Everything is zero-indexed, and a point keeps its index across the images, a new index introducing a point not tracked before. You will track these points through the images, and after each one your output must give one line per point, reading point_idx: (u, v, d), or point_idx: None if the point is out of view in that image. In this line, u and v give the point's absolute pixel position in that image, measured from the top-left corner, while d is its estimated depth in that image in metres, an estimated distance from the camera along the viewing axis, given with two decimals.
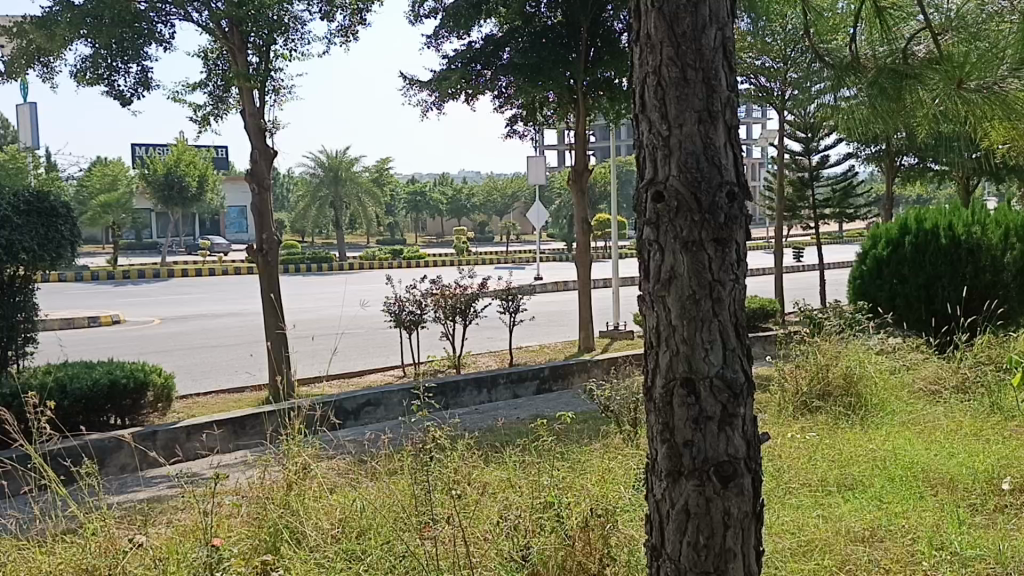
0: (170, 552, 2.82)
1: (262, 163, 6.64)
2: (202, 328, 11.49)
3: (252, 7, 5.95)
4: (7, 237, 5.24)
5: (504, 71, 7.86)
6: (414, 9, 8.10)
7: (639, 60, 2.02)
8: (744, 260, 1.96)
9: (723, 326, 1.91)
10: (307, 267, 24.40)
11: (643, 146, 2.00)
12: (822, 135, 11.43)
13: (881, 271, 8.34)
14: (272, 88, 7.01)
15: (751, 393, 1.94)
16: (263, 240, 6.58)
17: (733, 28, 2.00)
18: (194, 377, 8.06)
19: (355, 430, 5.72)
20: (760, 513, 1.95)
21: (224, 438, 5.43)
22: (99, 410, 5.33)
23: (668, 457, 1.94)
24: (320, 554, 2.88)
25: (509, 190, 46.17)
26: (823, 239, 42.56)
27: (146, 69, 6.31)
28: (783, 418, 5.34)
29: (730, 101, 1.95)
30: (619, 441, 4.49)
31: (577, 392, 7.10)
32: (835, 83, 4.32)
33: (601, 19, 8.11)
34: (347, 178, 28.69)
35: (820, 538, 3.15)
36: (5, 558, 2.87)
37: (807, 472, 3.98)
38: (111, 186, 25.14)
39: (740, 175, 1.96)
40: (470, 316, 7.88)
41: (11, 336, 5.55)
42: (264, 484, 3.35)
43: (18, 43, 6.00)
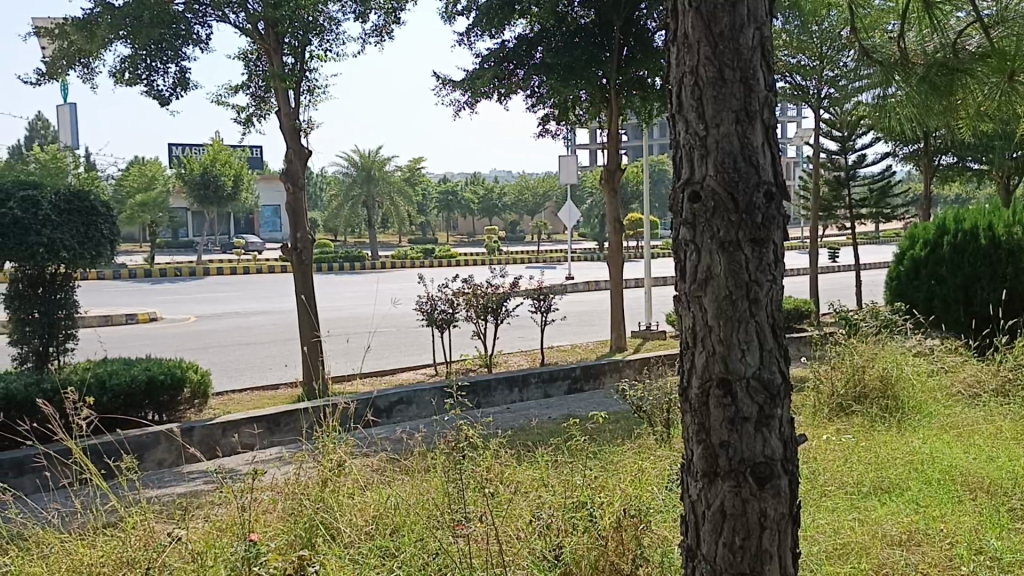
0: (208, 547, 2.86)
1: (297, 162, 6.70)
2: (237, 326, 11.60)
3: (289, 9, 6.01)
4: (49, 236, 5.35)
5: (537, 70, 7.86)
6: (448, 8, 8.12)
7: (676, 60, 2.02)
8: (782, 260, 1.94)
9: (760, 327, 1.90)
10: (339, 266, 24.61)
11: (680, 146, 2.00)
12: (858, 134, 11.30)
13: (918, 273, 8.23)
14: (307, 88, 7.08)
15: (788, 395, 1.93)
16: (297, 238, 6.63)
17: (772, 27, 1.99)
18: (229, 375, 8.15)
19: (387, 428, 5.75)
20: (797, 515, 1.94)
21: (260, 434, 5.49)
22: (137, 406, 5.40)
23: (704, 458, 1.94)
24: (355, 550, 2.92)
25: (540, 189, 46.19)
26: (859, 240, 42.05)
27: (184, 69, 6.39)
28: (819, 420, 5.29)
29: (768, 101, 1.94)
30: (652, 442, 4.47)
31: (609, 392, 7.09)
32: (877, 80, 4.27)
33: (634, 18, 8.08)
34: (379, 178, 28.88)
35: (856, 541, 3.12)
36: (48, 550, 2.91)
37: (842, 475, 3.93)
38: (148, 186, 25.54)
39: (778, 175, 1.95)
40: (502, 315, 7.88)
41: (52, 332, 5.65)
42: (299, 481, 3.39)
43: (59, 43, 6.12)
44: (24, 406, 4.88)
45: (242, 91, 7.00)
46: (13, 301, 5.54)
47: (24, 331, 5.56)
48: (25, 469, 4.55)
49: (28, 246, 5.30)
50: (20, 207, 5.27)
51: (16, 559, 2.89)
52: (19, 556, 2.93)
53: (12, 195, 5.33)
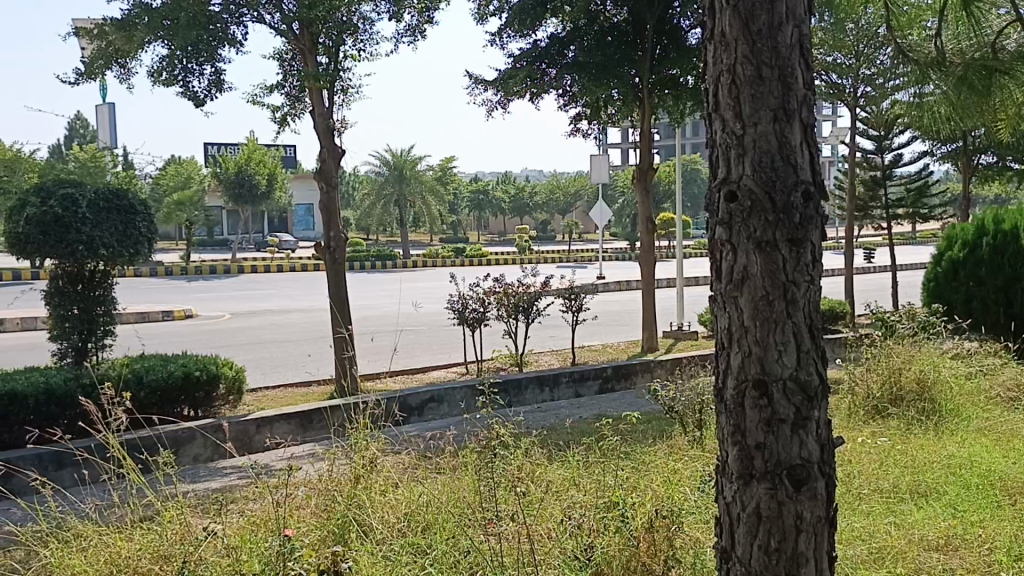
0: (243, 541, 2.90)
1: (330, 161, 6.75)
2: (270, 323, 11.71)
3: (324, 9, 6.06)
4: (88, 234, 5.43)
5: (569, 70, 7.84)
6: (481, 8, 8.14)
7: (713, 58, 2.01)
8: (820, 260, 1.92)
9: (797, 328, 1.88)
10: (371, 265, 24.79)
11: (716, 145, 1.98)
12: (896, 133, 11.14)
13: (956, 275, 8.10)
14: (341, 88, 7.12)
15: (825, 396, 1.91)
16: (330, 237, 6.66)
17: (810, 24, 1.98)
18: (263, 371, 8.23)
19: (419, 426, 5.78)
20: (834, 519, 1.92)
21: (293, 430, 5.54)
22: (173, 402, 5.48)
23: (740, 460, 1.92)
24: (387, 546, 2.93)
25: (571, 189, 46.16)
26: (896, 241, 41.52)
27: (220, 70, 6.46)
28: (854, 422, 5.22)
29: (807, 99, 1.93)
30: (684, 444, 4.43)
31: (640, 392, 7.06)
32: (916, 78, 4.21)
33: (668, 16, 8.03)
34: (411, 177, 29.02)
35: (891, 544, 3.07)
36: (87, 543, 2.93)
37: (878, 478, 3.88)
38: (184, 185, 25.86)
39: (816, 175, 1.94)
40: (534, 314, 7.86)
41: (91, 328, 5.74)
42: (333, 476, 3.41)
43: (98, 44, 6.22)
44: (64, 401, 4.96)
45: (278, 91, 7.06)
46: (53, 297, 5.64)
47: (64, 327, 5.66)
48: (64, 463, 4.64)
49: (68, 243, 5.40)
50: (60, 204, 5.41)
51: (56, 551, 2.91)
52: (60, 547, 2.95)
53: (52, 194, 5.46)
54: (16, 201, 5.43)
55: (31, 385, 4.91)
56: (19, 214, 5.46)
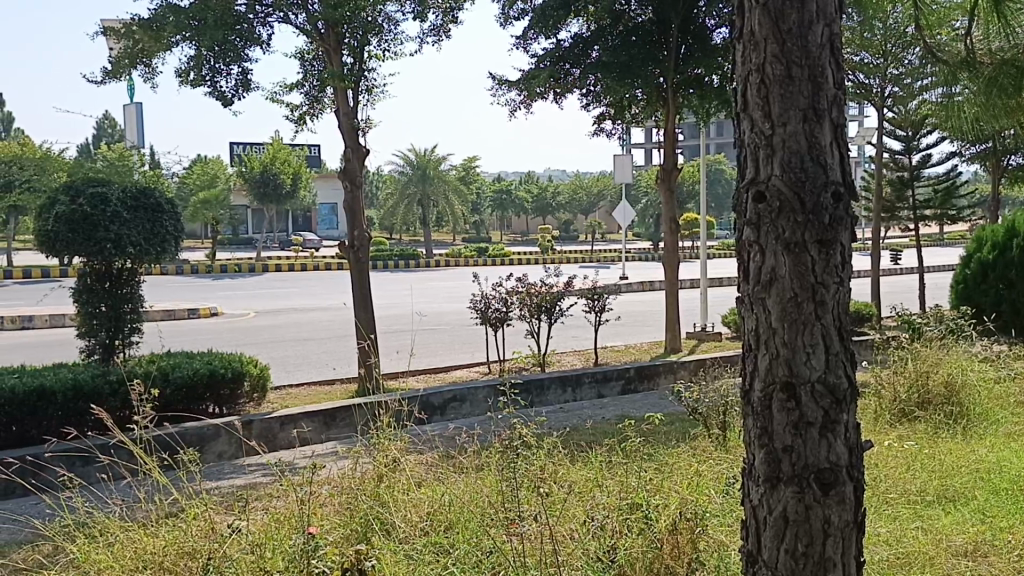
0: (266, 539, 2.90)
1: (355, 161, 6.77)
2: (293, 322, 11.78)
3: (348, 9, 6.08)
4: (116, 232, 5.49)
5: (593, 69, 7.82)
6: (504, 11, 8.14)
7: (741, 58, 1.99)
8: (850, 261, 1.90)
9: (826, 330, 1.86)
10: (395, 263, 24.88)
11: (744, 145, 1.97)
12: (924, 133, 11.01)
13: (985, 277, 8.00)
14: (366, 88, 7.15)
15: (854, 400, 1.89)
16: (354, 236, 6.69)
17: (841, 23, 1.96)
18: (286, 369, 8.28)
19: (442, 425, 5.79)
20: (862, 523, 1.90)
21: (316, 429, 5.57)
22: (198, 399, 5.52)
23: (767, 464, 1.90)
24: (409, 545, 2.94)
25: (595, 189, 46.07)
26: (924, 242, 41.07)
27: (246, 70, 6.51)
28: (880, 425, 5.17)
29: (837, 99, 1.91)
30: (708, 446, 4.40)
31: (663, 393, 7.03)
32: (946, 78, 4.17)
33: (693, 16, 7.97)
34: (434, 177, 29.10)
35: (919, 550, 3.03)
36: (114, 539, 2.94)
37: (905, 482, 3.83)
38: (211, 184, 26.07)
39: (846, 175, 1.92)
40: (556, 314, 7.84)
41: (118, 325, 5.80)
42: (355, 475, 3.42)
43: (125, 44, 6.28)
44: (91, 397, 5.02)
45: (299, 90, 7.10)
46: (82, 294, 5.70)
47: (92, 324, 5.73)
48: (91, 459, 4.69)
49: (97, 242, 5.46)
50: (89, 203, 5.47)
51: (83, 546, 2.93)
52: (86, 542, 2.97)
53: (81, 192, 5.52)
54: (45, 199, 5.50)
55: (59, 381, 4.97)
56: (49, 212, 5.52)
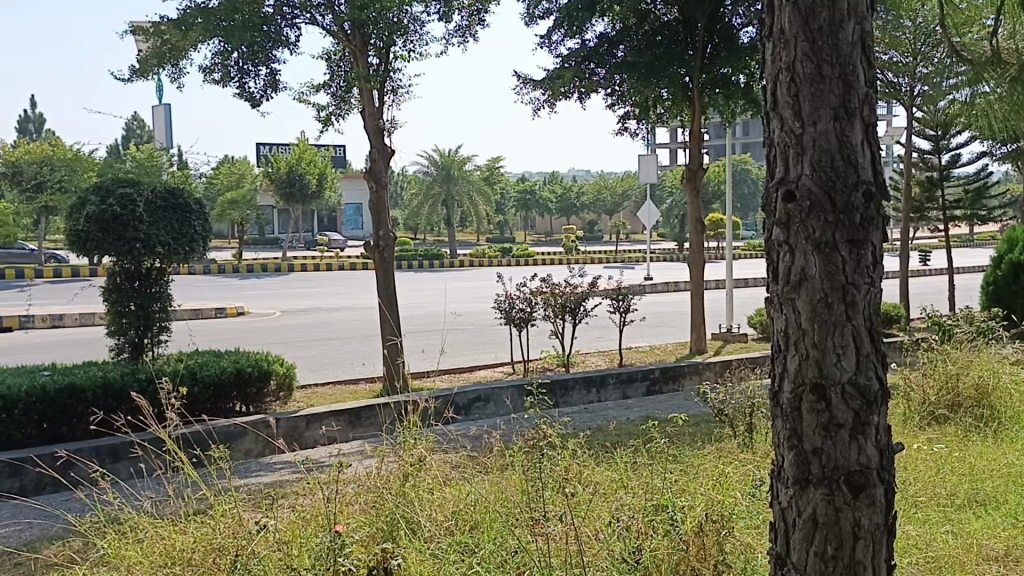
0: (293, 536, 2.92)
1: (380, 161, 6.80)
2: (319, 321, 11.83)
3: (375, 9, 6.10)
4: (146, 232, 5.56)
5: (618, 69, 7.79)
6: (529, 11, 8.14)
7: (771, 56, 1.98)
8: (881, 261, 1.89)
9: (857, 331, 1.85)
10: (419, 264, 24.95)
11: (774, 144, 1.96)
12: (955, 133, 10.87)
13: (1017, 278, 7.89)
14: (391, 89, 7.18)
15: (885, 402, 1.87)
16: (379, 236, 6.71)
17: (872, 20, 1.94)
18: (312, 369, 8.32)
19: (466, 425, 5.80)
20: (892, 527, 1.88)
21: (342, 428, 5.60)
22: (225, 397, 5.56)
23: (796, 465, 1.89)
24: (434, 545, 2.94)
25: (620, 189, 45.97)
26: (953, 243, 40.63)
27: (274, 71, 6.56)
28: (908, 427, 5.11)
29: (868, 97, 1.90)
30: (733, 448, 4.36)
31: (688, 394, 6.99)
32: (971, 78, 4.17)
33: (719, 15, 7.92)
34: (459, 177, 29.17)
35: (950, 555, 2.99)
36: (143, 534, 2.98)
37: (935, 485, 3.77)
38: (237, 184, 26.28)
39: (878, 174, 1.91)
40: (581, 315, 7.82)
41: (147, 323, 5.86)
42: (382, 474, 3.43)
43: (153, 43, 6.34)
44: (121, 394, 5.07)
45: (325, 90, 7.14)
46: (111, 293, 5.76)
47: (121, 323, 5.79)
48: (120, 456, 4.74)
49: (126, 241, 5.53)
50: (119, 203, 5.53)
51: (114, 541, 2.97)
52: (117, 538, 3.00)
53: (111, 193, 5.58)
54: (76, 199, 5.56)
55: (89, 378, 5.04)
56: (79, 213, 5.58)
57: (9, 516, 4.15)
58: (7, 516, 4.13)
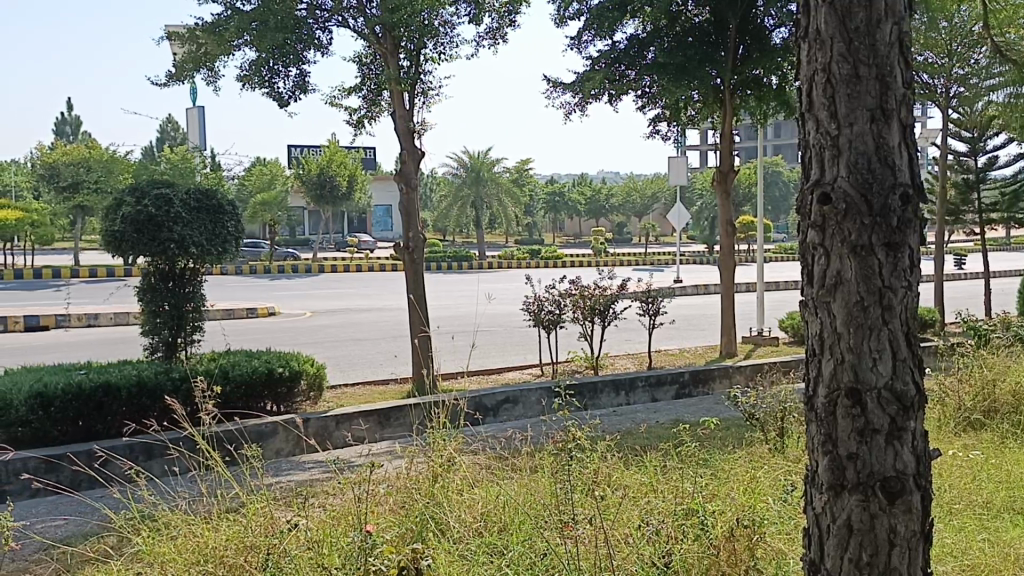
0: (325, 535, 2.94)
1: (411, 163, 6.83)
2: (349, 323, 11.89)
3: (406, 13, 6.13)
4: (180, 233, 5.62)
5: (648, 70, 7.76)
6: (559, 12, 8.13)
7: (807, 57, 1.98)
8: (918, 265, 1.88)
9: (893, 335, 1.84)
10: (448, 266, 25.01)
11: (809, 146, 1.95)
12: (992, 134, 10.68)
13: None
14: (421, 90, 7.20)
15: (922, 407, 1.86)
16: (409, 237, 6.74)
17: (909, 21, 1.93)
18: (342, 369, 8.36)
19: (495, 427, 5.80)
20: (929, 534, 1.86)
21: (372, 427, 5.63)
22: (257, 397, 5.62)
23: (830, 471, 1.88)
24: (464, 545, 2.95)
25: (649, 191, 45.80)
26: (988, 247, 39.99)
27: (305, 74, 6.61)
28: (943, 432, 5.02)
29: (905, 99, 1.89)
30: (765, 452, 4.32)
31: (719, 398, 6.94)
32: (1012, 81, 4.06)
33: (751, 15, 7.87)
34: (488, 178, 29.22)
35: (986, 562, 2.94)
36: (177, 532, 3.01)
37: (971, 493, 3.70)
38: (269, 185, 26.51)
39: (915, 177, 1.89)
40: (610, 317, 7.79)
41: (180, 323, 5.93)
42: (412, 475, 3.44)
43: (188, 47, 6.42)
44: (154, 393, 5.14)
45: (355, 93, 7.19)
46: (146, 293, 5.83)
47: (155, 323, 5.87)
48: (154, 454, 4.80)
49: (161, 242, 5.59)
50: (154, 204, 5.61)
51: (147, 539, 3.01)
52: (150, 536, 3.04)
53: (147, 194, 5.67)
54: (112, 200, 5.65)
55: (124, 377, 5.11)
56: (115, 214, 5.67)
57: (46, 511, 4.22)
58: (44, 511, 4.21)
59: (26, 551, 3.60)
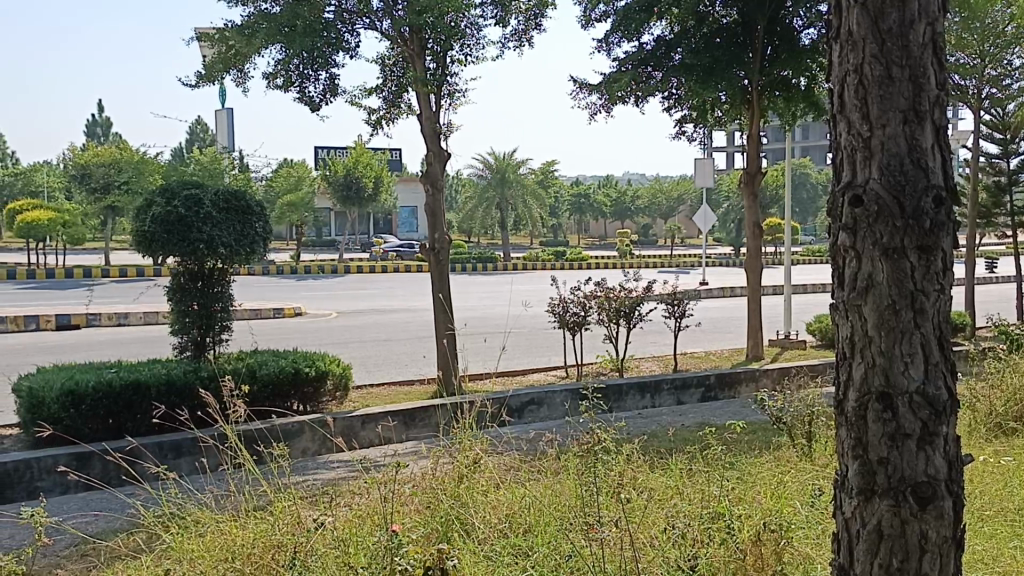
0: (351, 534, 2.95)
1: (437, 164, 6.85)
2: (375, 323, 11.95)
3: (433, 14, 6.14)
4: (209, 234, 5.68)
5: (675, 72, 7.73)
6: (586, 13, 8.13)
7: (838, 58, 1.96)
8: (951, 268, 1.86)
9: (925, 339, 1.83)
10: (473, 267, 25.06)
11: (841, 147, 1.94)
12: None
13: None
14: (447, 92, 7.23)
15: (954, 412, 1.84)
16: (435, 239, 6.76)
17: (944, 21, 1.92)
18: (368, 370, 8.41)
19: (519, 428, 5.80)
20: (961, 541, 1.84)
21: (397, 428, 5.65)
22: (284, 396, 5.67)
23: (861, 475, 1.86)
24: (488, 546, 2.95)
25: (675, 193, 45.61)
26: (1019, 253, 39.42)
27: (334, 76, 6.66)
28: (975, 437, 4.94)
29: (939, 100, 1.87)
30: (792, 457, 4.28)
31: (745, 401, 6.90)
32: None
33: (780, 16, 7.81)
34: (513, 180, 29.24)
35: (1017, 570, 2.90)
36: (205, 529, 3.04)
37: (1002, 499, 3.65)
38: (296, 186, 26.69)
39: (948, 178, 1.88)
40: (635, 319, 7.77)
41: (209, 323, 5.99)
42: (436, 475, 3.45)
43: (218, 49, 6.47)
44: (184, 391, 5.19)
45: (378, 94, 7.22)
46: (175, 293, 5.90)
47: (185, 322, 5.93)
48: (183, 452, 4.86)
49: (190, 242, 5.64)
50: (184, 205, 5.67)
51: (176, 536, 3.04)
52: (179, 533, 3.08)
53: (177, 194, 5.73)
54: (143, 201, 5.72)
55: (154, 375, 5.16)
56: (145, 214, 5.74)
57: (78, 507, 4.28)
58: (75, 508, 4.27)
59: (58, 545, 3.66)
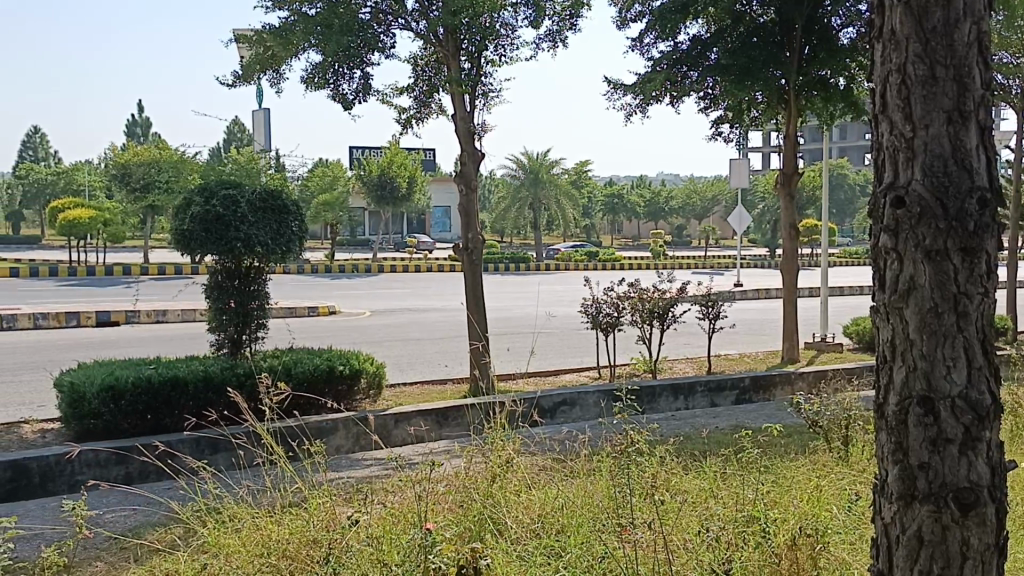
0: (384, 532, 2.96)
1: (470, 164, 6.86)
2: (408, 323, 12.01)
3: (468, 15, 6.16)
4: (246, 233, 5.75)
5: (710, 72, 7.68)
6: (622, 14, 8.10)
7: (880, 57, 1.94)
8: (995, 271, 1.83)
9: (968, 343, 1.80)
10: (505, 267, 25.08)
11: (883, 147, 1.92)
12: None
13: None
14: (481, 92, 7.24)
15: (998, 417, 1.80)
16: (468, 238, 6.78)
17: (990, 20, 1.89)
18: (401, 368, 8.45)
19: (551, 429, 5.80)
20: (1004, 547, 1.81)
21: (429, 427, 5.67)
22: (318, 394, 5.71)
23: (901, 480, 1.84)
24: (521, 546, 2.95)
25: (709, 193, 45.26)
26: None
27: (368, 76, 6.70)
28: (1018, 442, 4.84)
29: (983, 100, 1.85)
30: (829, 461, 4.22)
31: (780, 404, 6.84)
32: None
33: (818, 15, 7.72)
34: (546, 180, 29.21)
35: None
36: (242, 524, 3.07)
37: None
38: (330, 186, 26.89)
39: (993, 179, 1.85)
40: (669, 320, 7.73)
41: (245, 321, 6.05)
42: (469, 474, 3.45)
43: (256, 50, 6.55)
44: (220, 388, 5.27)
45: (409, 93, 7.25)
46: (212, 291, 5.98)
47: (221, 319, 6.00)
48: (219, 448, 4.93)
49: (227, 241, 5.71)
50: (222, 204, 5.74)
51: (212, 530, 3.08)
52: (216, 527, 3.11)
53: (215, 194, 5.80)
54: (182, 200, 5.80)
55: (191, 372, 5.25)
56: (184, 213, 5.82)
57: (118, 501, 4.36)
58: (115, 501, 4.35)
59: (99, 538, 3.73)
